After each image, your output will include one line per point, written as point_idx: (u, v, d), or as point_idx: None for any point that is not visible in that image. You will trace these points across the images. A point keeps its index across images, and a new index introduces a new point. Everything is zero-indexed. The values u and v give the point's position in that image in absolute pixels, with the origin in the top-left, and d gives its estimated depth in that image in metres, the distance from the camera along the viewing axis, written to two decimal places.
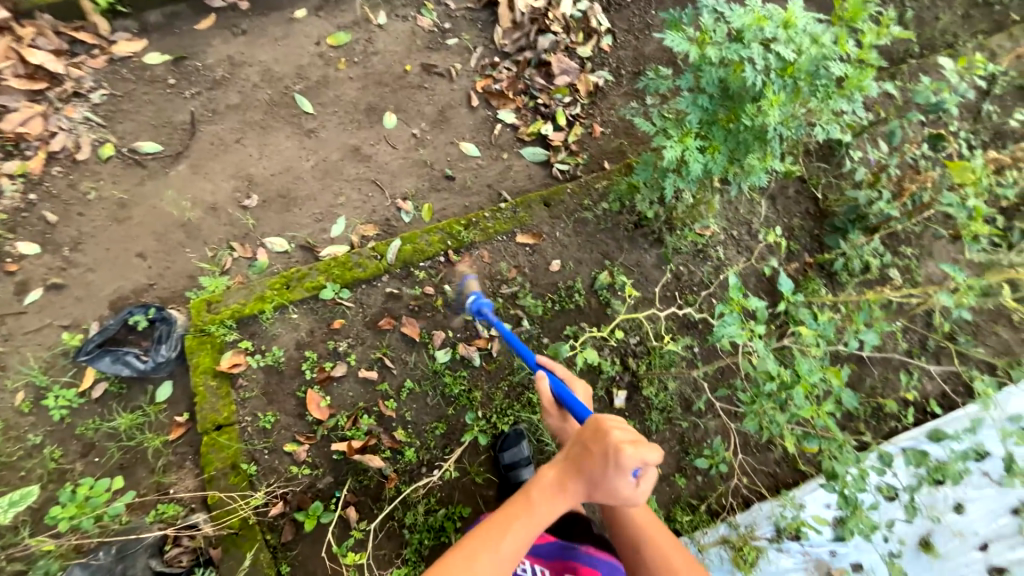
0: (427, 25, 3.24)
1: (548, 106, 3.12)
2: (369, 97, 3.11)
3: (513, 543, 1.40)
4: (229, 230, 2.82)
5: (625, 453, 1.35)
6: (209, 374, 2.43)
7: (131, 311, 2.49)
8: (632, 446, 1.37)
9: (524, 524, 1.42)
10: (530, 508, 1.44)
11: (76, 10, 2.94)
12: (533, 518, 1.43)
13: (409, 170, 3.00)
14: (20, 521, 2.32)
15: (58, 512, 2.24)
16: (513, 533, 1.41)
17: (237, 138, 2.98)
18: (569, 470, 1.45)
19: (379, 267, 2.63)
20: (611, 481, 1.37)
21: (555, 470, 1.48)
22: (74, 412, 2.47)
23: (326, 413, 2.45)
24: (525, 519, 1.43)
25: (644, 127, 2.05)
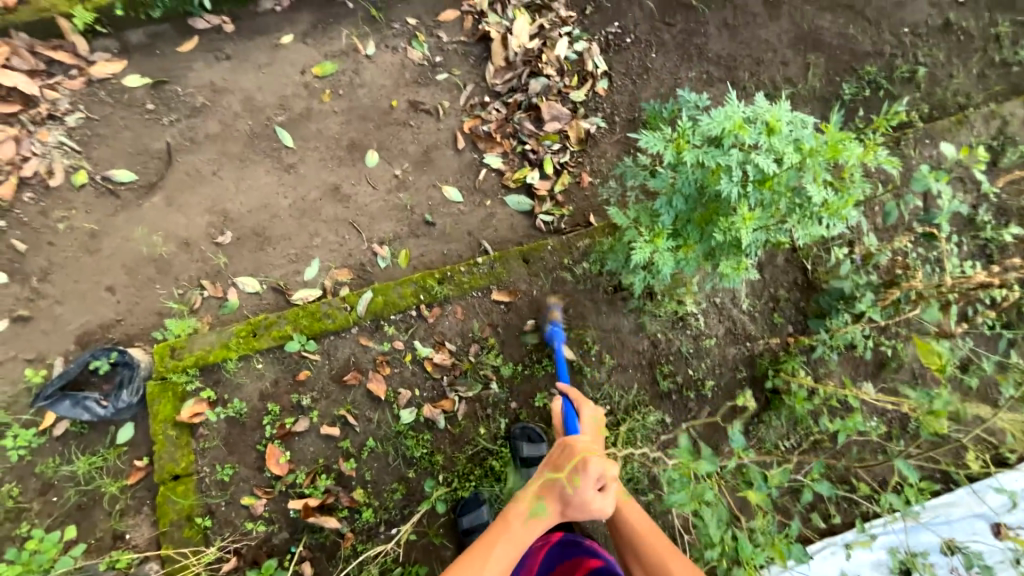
0: (418, 58, 3.13)
1: (536, 152, 3.03)
2: (352, 132, 3.03)
3: (501, 560, 1.62)
4: (201, 268, 2.77)
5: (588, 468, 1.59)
6: (169, 423, 2.41)
7: (93, 355, 2.48)
8: (596, 463, 1.60)
9: (506, 543, 1.65)
10: (513, 531, 1.65)
11: (54, 29, 2.85)
12: (516, 538, 1.65)
13: (388, 213, 2.93)
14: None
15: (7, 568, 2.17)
16: (501, 548, 1.64)
17: (214, 170, 2.91)
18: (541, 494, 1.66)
19: (349, 318, 2.56)
20: (578, 497, 1.60)
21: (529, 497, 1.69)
22: (34, 451, 2.45)
23: (285, 469, 2.44)
24: (510, 538, 1.65)
25: (618, 214, 1.97)
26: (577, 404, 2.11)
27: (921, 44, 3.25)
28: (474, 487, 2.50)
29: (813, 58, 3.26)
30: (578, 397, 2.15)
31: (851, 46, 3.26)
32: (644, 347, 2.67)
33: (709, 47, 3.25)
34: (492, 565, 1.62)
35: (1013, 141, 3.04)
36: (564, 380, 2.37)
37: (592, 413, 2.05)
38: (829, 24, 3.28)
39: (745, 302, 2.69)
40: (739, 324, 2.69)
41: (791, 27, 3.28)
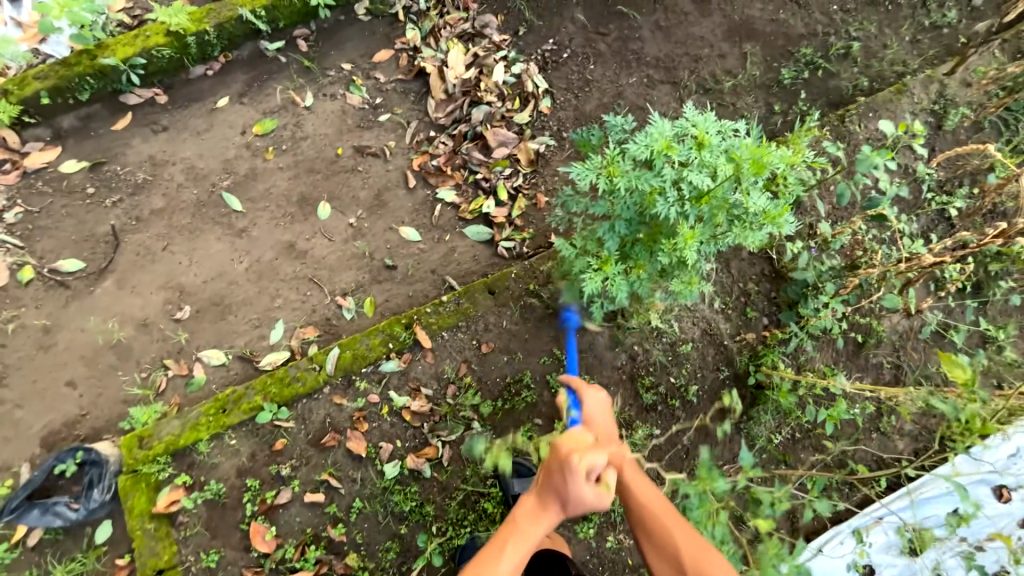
0: (357, 102, 3.11)
1: (488, 180, 3.01)
2: (301, 186, 2.99)
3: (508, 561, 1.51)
4: (162, 347, 2.70)
5: (574, 462, 1.47)
6: (146, 517, 2.32)
7: (57, 458, 2.40)
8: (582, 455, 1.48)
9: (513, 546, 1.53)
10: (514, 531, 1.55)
11: None
12: (518, 540, 1.53)
13: (347, 263, 2.88)
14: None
15: None
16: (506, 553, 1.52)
17: (164, 245, 2.85)
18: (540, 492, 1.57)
19: (319, 378, 2.51)
20: (570, 492, 1.49)
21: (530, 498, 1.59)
22: (10, 566, 2.36)
23: (272, 545, 2.36)
24: (517, 540, 1.54)
25: (566, 243, 1.95)
26: (578, 391, 1.99)
27: (851, 19, 3.29)
28: (470, 533, 2.43)
29: (749, 47, 3.29)
30: (580, 383, 2.02)
31: (784, 30, 3.30)
32: (622, 361, 2.64)
33: (645, 51, 3.26)
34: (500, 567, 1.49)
35: (954, 102, 3.06)
36: (574, 371, 2.39)
37: (593, 399, 1.93)
38: (760, 12, 3.32)
39: (716, 301, 2.67)
40: (713, 324, 2.67)
41: (723, 20, 3.31)
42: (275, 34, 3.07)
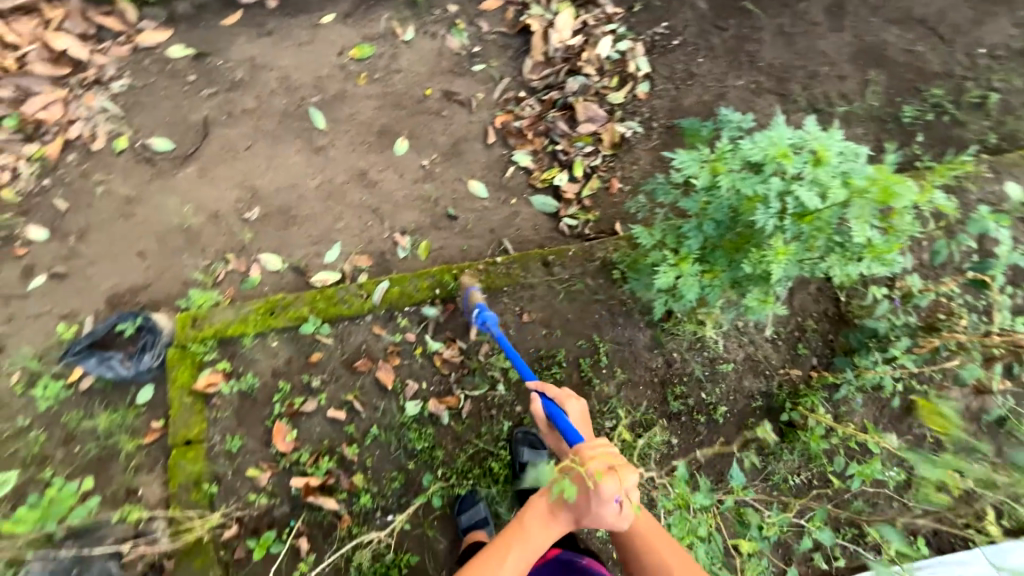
0: (456, 47, 3.09)
1: (567, 153, 2.96)
2: (384, 118, 3.02)
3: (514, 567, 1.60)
4: (226, 242, 2.83)
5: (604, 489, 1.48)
6: (185, 390, 2.51)
7: (119, 319, 2.61)
8: (614, 481, 1.49)
9: (520, 551, 1.61)
10: (525, 539, 1.62)
11: None
12: (528, 547, 1.62)
13: (411, 204, 2.92)
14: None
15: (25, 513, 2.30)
16: (512, 560, 1.61)
17: (247, 146, 2.95)
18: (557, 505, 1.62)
19: (364, 306, 2.61)
20: (597, 512, 1.53)
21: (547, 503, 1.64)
22: (61, 402, 2.58)
23: (291, 446, 2.50)
24: (519, 546, 1.61)
25: (642, 231, 1.90)
26: (560, 404, 2.05)
27: (996, 67, 3.01)
28: (472, 486, 2.50)
29: (874, 74, 3.06)
30: (562, 395, 2.08)
31: (918, 64, 3.04)
32: (657, 364, 2.61)
33: (761, 55, 3.08)
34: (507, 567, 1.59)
35: None
36: (529, 377, 2.13)
37: (574, 411, 2.02)
38: (896, 39, 3.08)
39: (769, 329, 2.59)
40: (759, 350, 2.60)
41: (853, 40, 3.09)
42: None
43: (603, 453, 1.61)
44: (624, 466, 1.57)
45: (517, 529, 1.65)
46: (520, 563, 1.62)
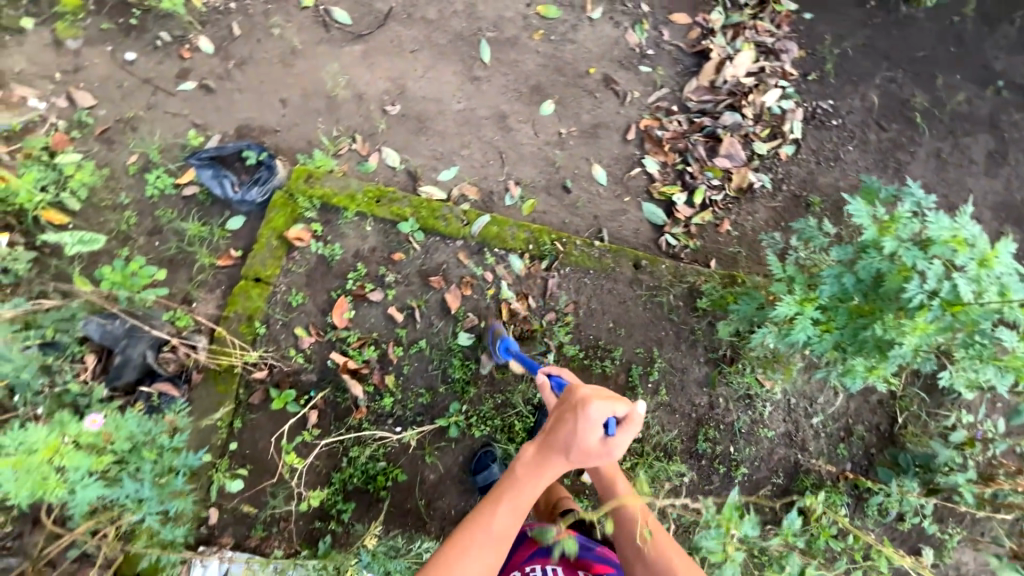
0: (632, 43, 3.18)
1: (694, 177, 3.01)
2: (542, 77, 3.12)
3: (509, 517, 1.57)
4: (360, 123, 2.95)
5: (592, 409, 1.57)
6: (275, 233, 2.62)
7: (248, 147, 2.74)
8: (600, 404, 1.58)
9: (509, 502, 1.59)
10: (517, 490, 1.59)
11: None
12: (521, 496, 1.59)
13: (533, 161, 3.00)
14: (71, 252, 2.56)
15: (107, 272, 2.48)
16: (504, 515, 1.57)
17: (413, 50, 3.08)
18: (545, 446, 1.61)
19: (460, 230, 2.70)
20: (582, 438, 1.58)
21: (534, 449, 1.63)
22: (162, 196, 2.70)
23: (344, 324, 2.58)
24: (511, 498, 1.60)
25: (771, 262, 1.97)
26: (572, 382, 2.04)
27: None
28: (489, 440, 2.57)
29: (1008, 231, 3.06)
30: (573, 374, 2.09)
31: None
32: (701, 401, 2.62)
33: (910, 167, 3.10)
34: (498, 520, 1.57)
35: None
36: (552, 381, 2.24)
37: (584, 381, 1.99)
38: None
39: (818, 416, 2.60)
40: (801, 432, 2.59)
41: (1003, 190, 3.09)
42: None
43: (587, 387, 1.69)
44: (615, 397, 1.63)
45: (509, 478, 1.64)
46: (513, 517, 1.58)
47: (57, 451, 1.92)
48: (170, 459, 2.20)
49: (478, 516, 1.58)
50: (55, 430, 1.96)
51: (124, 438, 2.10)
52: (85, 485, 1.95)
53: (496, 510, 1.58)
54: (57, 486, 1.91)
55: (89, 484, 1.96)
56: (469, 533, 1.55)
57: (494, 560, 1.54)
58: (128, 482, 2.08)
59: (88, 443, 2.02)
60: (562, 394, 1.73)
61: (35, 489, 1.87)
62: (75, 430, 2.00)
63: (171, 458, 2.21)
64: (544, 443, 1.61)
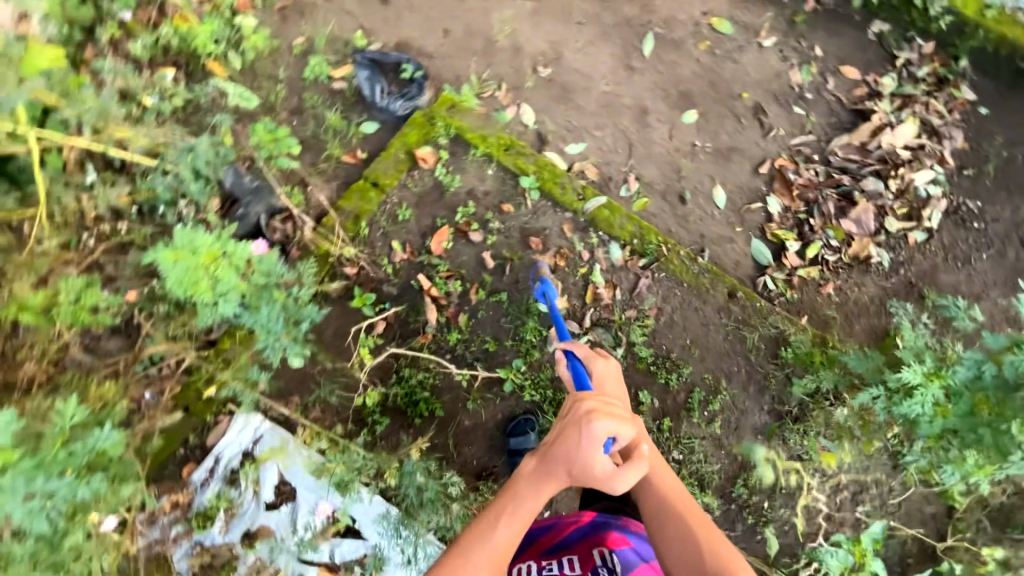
0: (795, 81, 3.11)
1: (814, 230, 2.91)
2: (693, 87, 3.09)
3: (510, 526, 1.53)
4: (509, 74, 2.99)
5: (597, 426, 1.52)
6: (404, 147, 2.72)
7: (408, 61, 2.85)
8: (604, 420, 1.53)
9: (510, 513, 1.55)
10: (518, 501, 1.56)
11: None
12: (523, 508, 1.55)
13: (659, 164, 2.98)
14: (223, 104, 2.70)
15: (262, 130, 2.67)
16: (502, 526, 1.54)
17: (580, 22, 3.10)
18: (547, 460, 1.57)
19: (574, 203, 2.75)
20: (585, 455, 1.52)
21: (537, 460, 1.61)
22: (313, 82, 2.82)
23: (439, 252, 2.65)
24: (512, 509, 1.56)
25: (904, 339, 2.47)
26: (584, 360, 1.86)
27: None
28: (530, 408, 2.61)
29: None
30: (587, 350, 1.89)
31: None
32: (750, 447, 2.56)
33: None
34: (499, 530, 1.53)
35: None
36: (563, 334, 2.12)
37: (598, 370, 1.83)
38: None
39: (865, 507, 2.56)
40: (841, 513, 2.55)
41: None
42: None
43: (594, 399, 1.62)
44: (621, 416, 1.57)
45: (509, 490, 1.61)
46: (513, 528, 1.54)
47: (213, 260, 2.30)
48: (295, 307, 2.44)
49: (479, 524, 1.55)
50: (218, 242, 2.33)
51: (264, 274, 2.40)
52: (225, 299, 2.31)
53: (496, 522, 1.54)
54: (206, 291, 2.28)
55: (229, 301, 2.32)
56: (469, 542, 1.53)
57: (495, 568, 1.52)
58: (257, 312, 2.37)
59: (238, 266, 2.35)
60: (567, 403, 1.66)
61: (190, 288, 2.26)
62: (234, 249, 2.34)
63: (296, 308, 2.44)
64: (546, 455, 1.58)
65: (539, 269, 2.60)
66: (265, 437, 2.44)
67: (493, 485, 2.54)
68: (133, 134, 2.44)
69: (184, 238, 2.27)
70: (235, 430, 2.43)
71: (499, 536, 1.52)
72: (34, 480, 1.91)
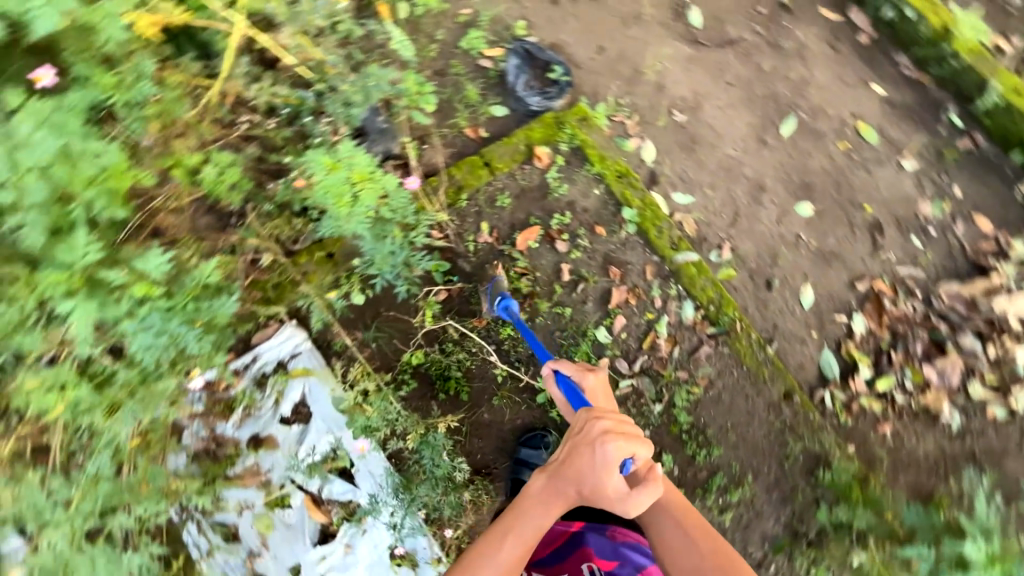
0: (923, 213, 2.99)
1: (891, 364, 2.79)
2: (820, 181, 2.99)
3: (519, 541, 1.57)
4: (644, 107, 2.96)
5: (607, 451, 1.52)
6: (526, 141, 2.77)
7: (559, 63, 2.90)
8: (619, 443, 1.52)
9: (519, 530, 1.58)
10: (526, 516, 1.59)
11: None
12: (532, 524, 1.59)
13: (759, 244, 2.91)
14: (376, 46, 2.75)
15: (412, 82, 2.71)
16: (509, 541, 1.57)
17: (731, 80, 3.03)
18: (557, 478, 1.59)
19: (665, 250, 2.73)
20: (598, 478, 1.53)
21: (548, 477, 1.62)
22: (461, 51, 2.86)
23: (522, 247, 2.69)
24: (521, 524, 1.59)
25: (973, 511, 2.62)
26: (580, 376, 1.89)
27: None
28: (546, 426, 2.61)
29: None
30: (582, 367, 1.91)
31: None
32: (754, 551, 2.61)
33: None
34: (509, 545, 1.56)
35: None
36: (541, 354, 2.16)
37: (589, 385, 1.89)
38: None
39: None
40: None
41: None
42: (970, 118, 3.01)
43: (608, 418, 1.60)
44: (635, 436, 1.56)
45: (517, 504, 1.63)
46: (523, 541, 1.58)
47: (363, 180, 2.34)
48: (410, 253, 2.55)
49: (487, 539, 1.58)
50: (371, 166, 2.34)
51: (392, 210, 2.47)
52: (357, 219, 2.37)
53: (504, 538, 1.57)
54: (344, 205, 2.34)
55: (360, 221, 2.39)
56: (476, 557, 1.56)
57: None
58: (379, 242, 2.46)
59: (378, 195, 2.40)
60: (575, 423, 1.67)
61: (334, 198, 2.32)
62: (382, 177, 2.37)
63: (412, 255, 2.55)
64: (555, 474, 1.60)
65: (496, 283, 2.56)
66: (302, 355, 2.51)
67: (486, 485, 2.53)
68: (320, 51, 2.51)
69: (346, 150, 2.31)
70: (280, 338, 2.50)
71: (507, 551, 1.56)
72: (170, 320, 2.13)
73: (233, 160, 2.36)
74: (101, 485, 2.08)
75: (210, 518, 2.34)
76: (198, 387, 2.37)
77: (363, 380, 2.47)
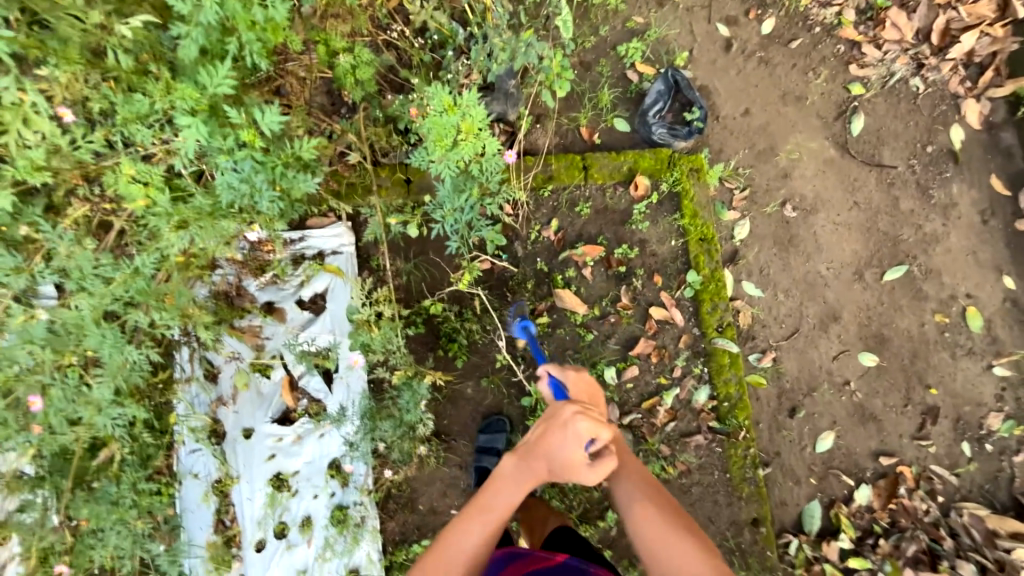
0: (989, 425, 2.73)
1: (874, 548, 2.62)
2: (898, 342, 2.78)
3: (483, 530, 1.49)
4: (760, 187, 2.83)
5: (575, 427, 1.45)
6: (632, 163, 2.68)
7: (700, 108, 2.76)
8: (586, 421, 1.45)
9: (484, 515, 1.50)
10: (491, 500, 1.51)
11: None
12: (497, 507, 1.50)
13: (804, 370, 2.76)
14: (540, 15, 2.78)
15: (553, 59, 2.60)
16: (479, 524, 1.49)
17: (860, 202, 2.84)
18: (526, 456, 1.51)
19: (709, 329, 2.64)
20: (566, 454, 1.46)
21: (518, 458, 1.52)
22: (614, 55, 2.83)
23: (579, 260, 2.68)
24: (486, 512, 1.51)
25: None
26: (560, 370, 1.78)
27: None
28: (515, 423, 2.62)
29: None
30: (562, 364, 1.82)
31: None
32: None
33: None
34: (470, 535, 1.49)
35: None
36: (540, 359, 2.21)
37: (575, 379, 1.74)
38: None
39: None
40: None
41: None
42: None
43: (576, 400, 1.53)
44: (603, 419, 1.49)
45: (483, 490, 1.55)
46: (488, 526, 1.49)
47: (470, 133, 2.29)
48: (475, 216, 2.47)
49: (452, 530, 1.51)
50: (483, 123, 2.30)
51: (481, 170, 2.42)
52: (446, 163, 2.32)
53: (466, 523, 1.50)
54: (444, 147, 2.30)
55: (448, 166, 2.32)
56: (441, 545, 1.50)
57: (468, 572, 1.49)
58: (455, 194, 2.39)
59: (476, 151, 2.35)
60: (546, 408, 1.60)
61: (438, 138, 2.29)
62: (485, 137, 2.32)
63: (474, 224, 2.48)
64: (523, 453, 1.51)
65: (519, 308, 2.52)
66: (341, 255, 2.62)
67: (439, 449, 2.60)
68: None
69: (469, 99, 2.25)
70: (329, 232, 2.61)
71: (476, 537, 1.49)
72: (258, 173, 2.17)
73: (370, 61, 2.44)
74: (138, 280, 2.16)
75: (202, 351, 2.52)
76: (251, 240, 2.47)
77: (383, 305, 2.53)
